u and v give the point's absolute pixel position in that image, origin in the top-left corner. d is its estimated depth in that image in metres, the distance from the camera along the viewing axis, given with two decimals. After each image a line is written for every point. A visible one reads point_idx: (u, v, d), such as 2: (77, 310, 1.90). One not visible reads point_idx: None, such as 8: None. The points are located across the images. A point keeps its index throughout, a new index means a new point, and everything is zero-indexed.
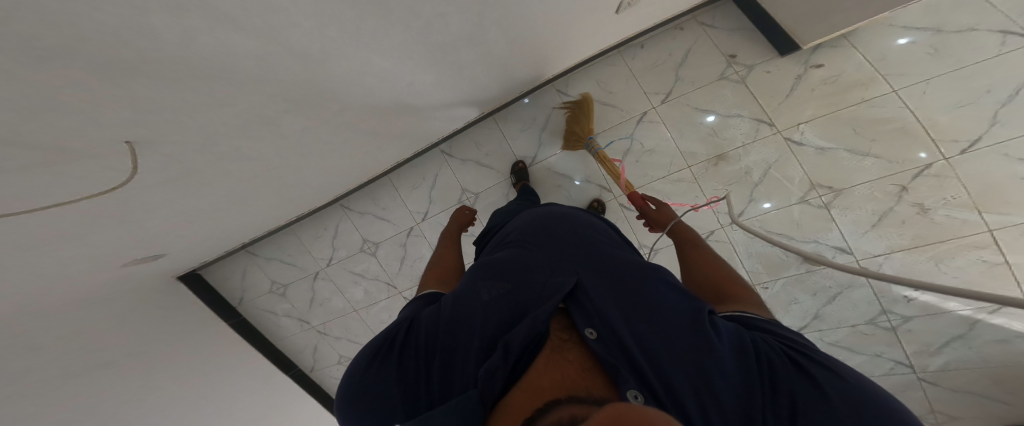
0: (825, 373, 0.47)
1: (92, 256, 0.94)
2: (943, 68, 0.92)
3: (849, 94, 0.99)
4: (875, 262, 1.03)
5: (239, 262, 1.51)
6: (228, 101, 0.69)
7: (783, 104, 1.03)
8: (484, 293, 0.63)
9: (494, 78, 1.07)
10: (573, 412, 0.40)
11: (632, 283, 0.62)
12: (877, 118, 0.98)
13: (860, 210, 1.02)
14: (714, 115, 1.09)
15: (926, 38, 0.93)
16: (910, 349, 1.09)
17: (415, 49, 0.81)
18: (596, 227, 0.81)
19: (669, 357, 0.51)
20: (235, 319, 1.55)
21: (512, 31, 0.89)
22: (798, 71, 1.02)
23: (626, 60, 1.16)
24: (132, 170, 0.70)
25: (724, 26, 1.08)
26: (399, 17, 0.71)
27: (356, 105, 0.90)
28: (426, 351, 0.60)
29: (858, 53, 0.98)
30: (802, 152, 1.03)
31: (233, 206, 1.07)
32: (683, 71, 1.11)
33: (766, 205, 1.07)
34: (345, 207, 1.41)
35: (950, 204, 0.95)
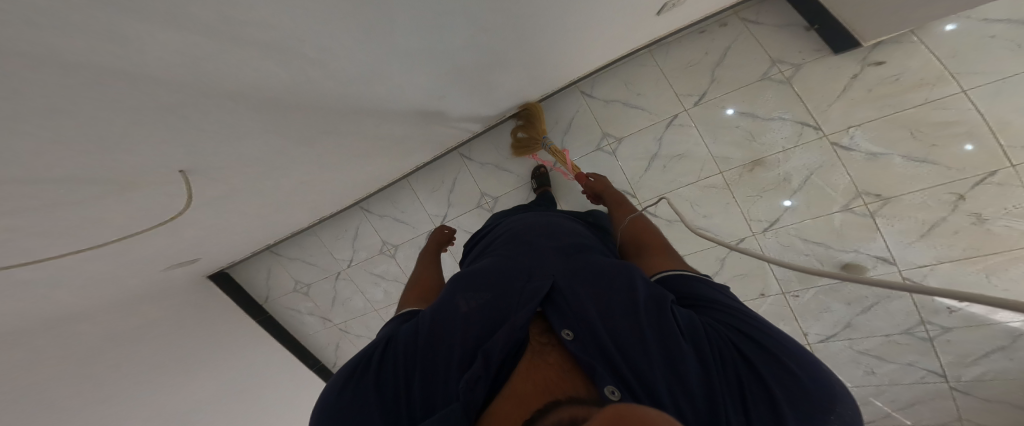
0: (771, 358, 0.54)
1: (118, 260, 1.02)
2: (1023, 67, 0.80)
3: (909, 96, 0.89)
4: (918, 273, 0.98)
5: (263, 262, 1.58)
6: (218, 116, 0.69)
7: (832, 107, 0.94)
8: (463, 305, 0.71)
9: (517, 85, 1.02)
10: (573, 413, 0.44)
11: (601, 284, 0.69)
12: (939, 121, 0.88)
13: (909, 219, 0.96)
14: (733, 108, 1.02)
15: (1009, 31, 0.79)
16: (945, 359, 1.05)
17: (417, 56, 0.77)
18: (573, 234, 0.90)
19: (638, 360, 0.57)
20: (262, 316, 1.67)
21: (523, 36, 0.83)
22: (853, 70, 0.92)
23: (656, 59, 1.07)
24: (185, 195, 0.88)
25: (771, 23, 0.97)
26: (398, 26, 0.67)
27: (362, 111, 0.89)
28: (412, 361, 0.67)
29: (925, 49, 0.86)
30: (849, 158, 0.95)
31: (246, 210, 1.13)
32: (720, 71, 1.01)
33: (787, 202, 1.01)
34: (365, 209, 1.42)
35: (1010, 214, 0.88)
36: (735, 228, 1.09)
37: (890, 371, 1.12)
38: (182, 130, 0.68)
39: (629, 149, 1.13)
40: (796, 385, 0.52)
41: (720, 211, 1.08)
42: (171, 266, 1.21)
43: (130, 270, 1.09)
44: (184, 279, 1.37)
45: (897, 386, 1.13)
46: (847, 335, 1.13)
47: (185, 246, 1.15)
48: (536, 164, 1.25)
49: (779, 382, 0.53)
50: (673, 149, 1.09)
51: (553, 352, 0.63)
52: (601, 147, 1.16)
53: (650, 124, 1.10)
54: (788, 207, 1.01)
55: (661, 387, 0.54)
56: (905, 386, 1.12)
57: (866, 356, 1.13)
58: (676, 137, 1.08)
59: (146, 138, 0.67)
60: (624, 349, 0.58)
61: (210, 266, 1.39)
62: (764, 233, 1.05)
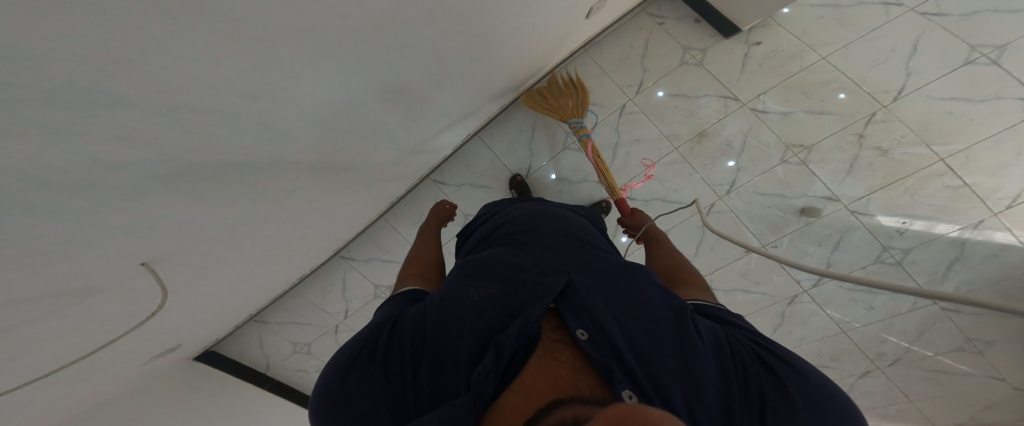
0: (790, 373, 0.60)
1: (120, 349, 0.97)
2: (851, 35, 1.12)
3: (791, 64, 1.16)
4: (861, 205, 1.15)
5: (252, 332, 1.51)
6: (251, 154, 0.78)
7: (740, 80, 1.20)
8: (474, 295, 0.71)
9: (471, 104, 1.20)
10: (575, 413, 0.47)
11: (618, 287, 0.73)
12: (819, 81, 1.15)
13: (834, 160, 1.16)
14: (664, 91, 1.25)
15: (830, 14, 1.13)
16: (922, 279, 1.15)
17: (404, 79, 0.93)
18: (579, 229, 0.95)
19: (658, 355, 0.61)
20: (269, 383, 1.58)
21: (483, 56, 1.03)
22: (744, 50, 1.19)
23: (593, 57, 1.31)
24: (160, 287, 0.89)
25: (671, 15, 1.24)
26: (393, 53, 0.83)
27: (362, 139, 1.02)
28: (416, 350, 0.66)
29: (784, 29, 1.17)
30: (768, 118, 1.18)
31: (245, 273, 1.14)
32: (647, 62, 1.26)
33: (732, 163, 1.22)
34: (347, 257, 1.45)
35: (902, 142, 1.10)
36: (706, 195, 1.26)
37: (885, 303, 1.21)
38: (220, 170, 0.76)
39: (592, 143, 1.33)
40: (815, 405, 0.57)
41: (686, 183, 1.26)
42: (149, 358, 1.11)
43: (114, 369, 1.02)
44: (165, 376, 1.26)
45: (900, 317, 1.20)
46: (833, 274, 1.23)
47: (172, 333, 1.09)
48: (510, 175, 1.39)
49: (793, 393, 0.58)
50: (626, 135, 1.29)
51: (566, 350, 0.65)
52: (568, 146, 1.35)
53: (605, 116, 1.30)
54: (734, 167, 1.21)
55: (676, 388, 0.58)
56: (906, 316, 1.19)
57: (859, 292, 1.22)
58: (629, 126, 1.29)
59: (185, 189, 0.73)
60: (640, 347, 0.62)
61: (191, 351, 1.31)
62: (728, 195, 1.24)
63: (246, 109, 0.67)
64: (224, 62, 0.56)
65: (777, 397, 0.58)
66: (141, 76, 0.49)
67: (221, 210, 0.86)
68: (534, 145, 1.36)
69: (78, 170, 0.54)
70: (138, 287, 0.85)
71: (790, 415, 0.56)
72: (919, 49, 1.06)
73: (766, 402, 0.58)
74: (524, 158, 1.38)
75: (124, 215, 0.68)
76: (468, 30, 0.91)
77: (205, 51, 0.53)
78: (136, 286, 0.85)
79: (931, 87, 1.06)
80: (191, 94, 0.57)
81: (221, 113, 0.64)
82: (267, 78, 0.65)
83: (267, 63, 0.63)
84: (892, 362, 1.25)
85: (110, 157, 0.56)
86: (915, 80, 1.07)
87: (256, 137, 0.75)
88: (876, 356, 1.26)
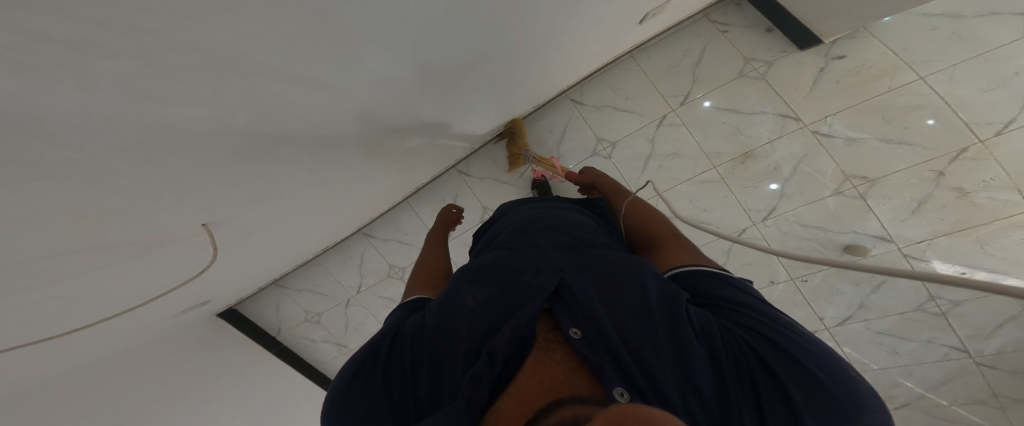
0: (787, 354, 0.57)
1: (153, 304, 1.12)
2: (965, 53, 0.91)
3: (874, 84, 0.99)
4: (918, 249, 1.02)
5: (272, 296, 1.68)
6: (255, 154, 0.81)
7: (808, 98, 1.05)
8: (469, 301, 0.74)
9: (503, 101, 1.14)
10: (575, 413, 0.48)
11: (610, 284, 0.72)
12: (906, 105, 0.98)
13: (898, 197, 1.02)
14: (711, 102, 1.13)
15: (948, 25, 0.92)
16: (964, 333, 1.07)
17: (420, 79, 0.86)
18: (581, 223, 0.95)
19: (648, 350, 0.61)
20: (275, 347, 1.75)
21: (515, 56, 0.94)
22: (820, 64, 1.03)
23: (639, 64, 1.20)
24: (212, 247, 1.02)
25: (736, 23, 1.10)
26: (412, 54, 0.77)
27: (386, 133, 1.01)
28: (416, 359, 0.71)
29: (880, 42, 0.98)
30: (832, 144, 1.04)
31: (271, 245, 1.23)
32: (699, 72, 1.13)
33: (773, 186, 1.11)
34: (368, 235, 1.52)
35: (989, 186, 0.94)
36: (739, 219, 1.16)
37: (912, 350, 1.15)
38: (224, 164, 0.79)
39: (620, 153, 1.24)
40: (811, 382, 0.55)
41: (719, 204, 1.17)
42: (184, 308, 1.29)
43: (158, 312, 1.19)
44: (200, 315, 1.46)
45: (925, 366, 1.14)
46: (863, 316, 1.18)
47: (207, 287, 1.23)
48: (534, 175, 1.35)
49: (793, 380, 0.55)
50: (664, 146, 1.19)
51: (560, 349, 0.66)
52: (596, 152, 1.27)
53: (640, 125, 1.21)
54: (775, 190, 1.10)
55: (672, 385, 0.57)
56: (932, 364, 1.13)
57: (887, 336, 1.17)
58: (666, 136, 1.18)
59: (191, 189, 0.79)
60: (633, 345, 0.62)
61: (221, 303, 1.48)
62: (764, 221, 1.13)
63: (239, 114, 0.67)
64: (212, 60, 0.54)
65: (776, 384, 0.56)
66: (123, 78, 0.49)
67: (232, 199, 0.91)
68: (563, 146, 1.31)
69: (87, 157, 0.58)
70: (164, 261, 0.96)
71: (789, 401, 0.54)
72: None
73: (763, 388, 0.56)
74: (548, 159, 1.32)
75: (144, 195, 0.73)
76: (495, 28, 0.82)
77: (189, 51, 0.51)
78: (163, 257, 0.95)
79: None
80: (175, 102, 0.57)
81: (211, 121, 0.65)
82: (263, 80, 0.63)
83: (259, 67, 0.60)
84: (898, 406, 1.21)
85: (109, 144, 0.59)
86: None
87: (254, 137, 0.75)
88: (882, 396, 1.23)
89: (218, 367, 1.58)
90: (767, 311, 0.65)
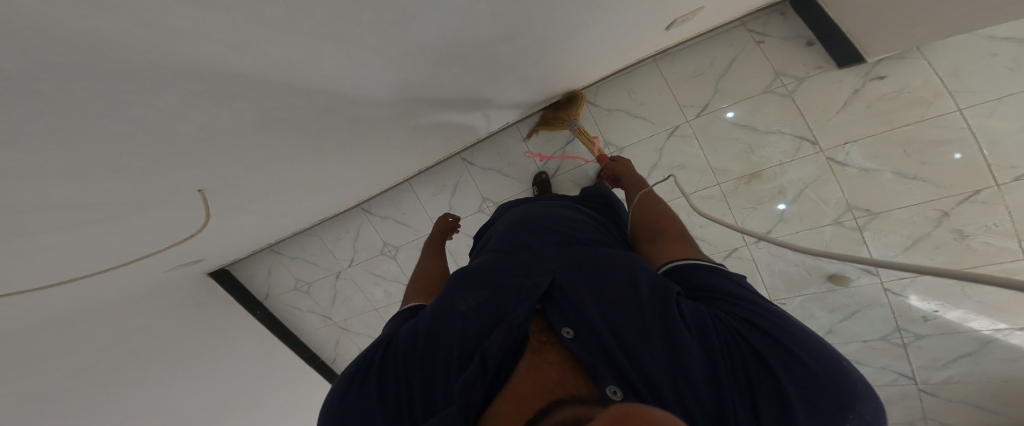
0: (778, 342, 0.55)
1: (128, 270, 1.05)
2: (1015, 87, 0.81)
3: (906, 112, 0.89)
4: (900, 284, 1.03)
5: (264, 260, 1.63)
6: (224, 132, 0.70)
7: (831, 121, 0.95)
8: (461, 305, 0.72)
9: (521, 92, 1.02)
10: (577, 413, 0.45)
11: (602, 281, 0.70)
12: (933, 139, 0.89)
13: (896, 233, 0.98)
14: (734, 111, 1.03)
15: (1009, 51, 0.80)
16: (917, 363, 1.15)
17: (429, 59, 0.74)
18: (577, 223, 0.92)
19: (640, 349, 0.59)
20: (261, 312, 1.72)
21: (540, 43, 0.81)
22: (855, 85, 0.92)
23: (661, 69, 1.07)
24: (206, 214, 0.95)
25: (776, 34, 0.96)
26: (416, 32, 0.64)
27: (386, 119, 0.90)
28: (406, 367, 0.68)
29: (927, 64, 0.86)
30: (843, 172, 0.97)
31: (254, 218, 1.15)
32: (724, 83, 1.02)
33: (782, 206, 1.04)
34: (366, 211, 1.44)
35: (991, 230, 0.91)
36: (730, 239, 1.13)
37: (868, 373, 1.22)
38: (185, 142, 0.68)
39: (632, 156, 1.15)
40: (801, 369, 0.53)
41: (715, 222, 1.12)
42: (177, 265, 1.23)
43: (133, 277, 1.12)
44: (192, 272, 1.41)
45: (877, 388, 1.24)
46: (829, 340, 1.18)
47: (195, 250, 1.16)
48: (535, 171, 1.26)
49: (788, 374, 0.53)
50: (673, 159, 1.11)
51: (554, 350, 0.63)
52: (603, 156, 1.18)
53: (651, 133, 1.11)
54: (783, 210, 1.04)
55: (667, 386, 0.55)
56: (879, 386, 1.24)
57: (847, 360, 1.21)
58: (676, 148, 1.10)
59: (154, 164, 0.69)
60: (626, 344, 0.60)
61: (209, 264, 1.43)
62: (757, 243, 1.09)
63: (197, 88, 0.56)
64: (175, 26, 0.44)
65: (770, 375, 0.54)
66: (35, 36, 0.39)
67: (204, 177, 0.82)
68: (570, 146, 1.20)
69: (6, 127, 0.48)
70: (133, 232, 0.88)
71: (783, 391, 0.52)
72: None
73: (757, 379, 0.54)
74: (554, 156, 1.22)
75: (101, 170, 0.64)
76: (523, 11, 0.69)
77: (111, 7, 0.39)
78: (135, 226, 0.86)
79: None
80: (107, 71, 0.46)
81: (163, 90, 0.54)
82: (226, 51, 0.52)
83: (218, 37, 0.49)
84: None
85: (59, 106, 0.48)
86: None
87: (222, 113, 0.64)
88: None
89: (222, 320, 1.57)
90: (759, 301, 0.63)
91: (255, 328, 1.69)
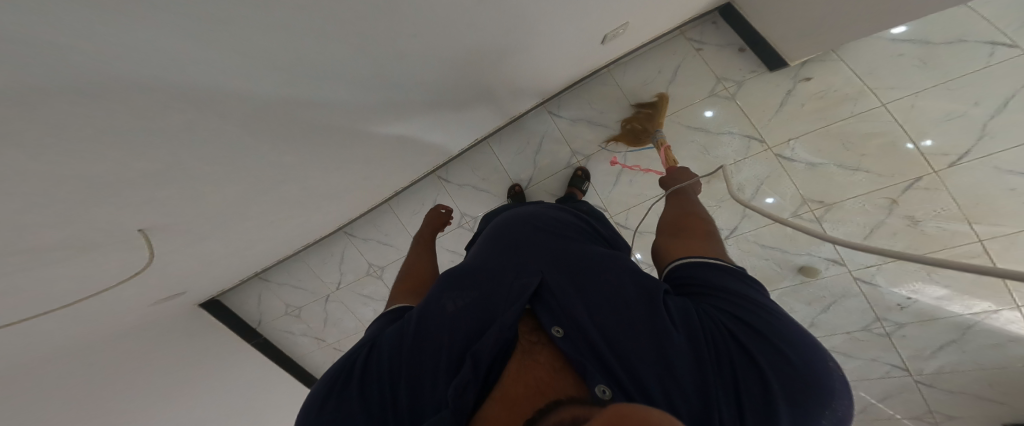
0: (764, 338, 0.57)
1: (117, 301, 1.09)
2: (928, 82, 0.93)
3: (838, 109, 1.01)
4: (868, 272, 1.08)
5: (253, 289, 1.67)
6: (213, 154, 0.77)
7: (773, 120, 1.06)
8: (450, 306, 0.73)
9: (484, 109, 1.11)
10: (575, 412, 0.47)
11: (591, 282, 0.72)
12: (866, 132, 1.00)
13: (851, 222, 1.06)
14: (712, 111, 1.11)
15: (915, 51, 0.93)
16: (906, 353, 1.15)
17: (401, 82, 0.83)
18: (562, 225, 0.95)
19: (628, 345, 0.61)
20: (257, 339, 1.75)
21: (497, 62, 0.91)
22: (789, 86, 1.04)
23: (615, 77, 1.18)
24: (148, 253, 0.94)
25: (712, 42, 1.09)
26: (383, 56, 0.73)
27: (364, 140, 0.98)
28: (393, 374, 0.70)
29: (846, 66, 0.99)
30: (792, 167, 1.07)
31: (238, 245, 1.20)
32: (673, 89, 1.13)
33: (770, 199, 1.10)
34: (349, 233, 1.50)
35: (940, 216, 0.98)
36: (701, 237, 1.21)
37: (856, 366, 1.23)
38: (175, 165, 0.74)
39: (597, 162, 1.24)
40: (787, 364, 0.55)
41: None
42: (157, 299, 1.24)
43: (119, 309, 1.14)
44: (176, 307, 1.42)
45: (866, 381, 1.24)
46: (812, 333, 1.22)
47: (178, 278, 1.19)
48: (509, 184, 1.34)
49: (772, 367, 0.55)
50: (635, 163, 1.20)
51: (543, 350, 0.66)
52: (571, 164, 1.27)
53: (614, 139, 1.20)
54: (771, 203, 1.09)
55: (653, 380, 0.57)
56: (874, 380, 1.23)
57: (836, 354, 1.23)
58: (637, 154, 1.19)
59: (145, 187, 0.75)
60: (614, 342, 0.62)
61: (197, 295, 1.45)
62: (726, 240, 1.17)
63: (183, 113, 0.63)
64: (156, 56, 0.51)
65: (755, 370, 0.55)
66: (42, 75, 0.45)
67: (190, 201, 0.87)
68: (538, 158, 1.29)
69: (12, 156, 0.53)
70: (119, 260, 0.92)
71: (768, 386, 0.54)
72: (1005, 113, 0.88)
73: (743, 376, 0.56)
74: (524, 168, 1.31)
75: (93, 195, 0.69)
76: (477, 35, 0.79)
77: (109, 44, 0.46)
78: (120, 254, 0.90)
79: (1002, 156, 0.90)
80: (101, 99, 0.53)
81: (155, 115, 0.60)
82: (214, 73, 0.59)
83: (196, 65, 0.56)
84: None
85: (56, 135, 0.54)
86: (986, 145, 0.91)
87: (208, 136, 0.71)
88: None
89: (211, 355, 1.56)
90: (748, 293, 0.65)
91: (251, 353, 1.72)
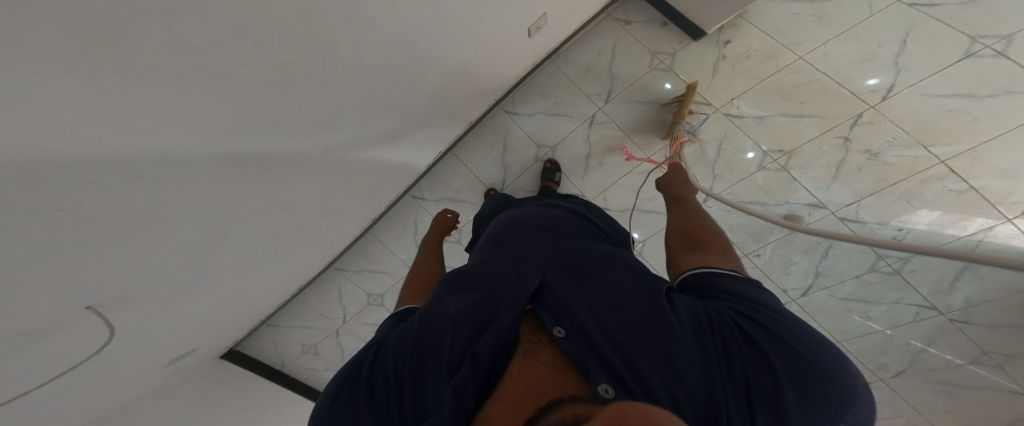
0: (773, 337, 0.55)
1: (127, 373, 1.07)
2: (830, 33, 1.07)
3: (766, 65, 1.14)
4: (851, 211, 1.11)
5: (265, 335, 1.65)
6: (244, 186, 0.87)
7: (712, 84, 1.20)
8: (450, 308, 0.66)
9: (445, 114, 1.22)
10: (576, 412, 0.42)
11: (596, 279, 0.67)
12: (798, 83, 1.12)
13: (817, 165, 1.13)
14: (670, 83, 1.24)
15: (807, 9, 1.09)
16: (925, 290, 1.05)
17: (376, 100, 0.94)
18: (561, 218, 0.90)
19: (634, 343, 0.56)
20: (285, 379, 1.70)
21: (449, 65, 1.03)
22: (716, 53, 1.19)
23: (560, 67, 1.34)
24: (108, 326, 0.87)
25: (638, 19, 1.25)
26: (358, 76, 0.85)
27: (353, 161, 1.07)
28: (392, 377, 0.62)
29: (756, 27, 1.14)
30: (742, 122, 1.18)
31: (235, 299, 1.21)
32: (615, 69, 1.29)
33: (750, 155, 1.19)
34: (340, 268, 1.53)
35: (895, 144, 1.04)
36: None
37: (884, 313, 1.15)
38: (198, 207, 0.82)
39: (563, 155, 1.37)
40: (801, 365, 0.52)
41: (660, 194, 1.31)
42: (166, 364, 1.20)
43: (130, 383, 1.11)
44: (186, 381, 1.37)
45: (901, 328, 1.13)
46: (823, 283, 1.27)
47: (183, 339, 1.17)
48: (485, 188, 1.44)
49: (780, 366, 0.52)
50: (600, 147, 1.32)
51: (547, 351, 0.60)
52: (540, 157, 1.39)
53: (576, 126, 1.34)
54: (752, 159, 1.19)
55: (657, 380, 0.53)
56: (908, 327, 1.11)
57: (854, 301, 1.21)
58: (600, 133, 1.33)
59: (167, 232, 0.81)
60: (621, 340, 0.57)
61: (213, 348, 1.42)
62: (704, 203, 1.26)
63: (218, 151, 0.72)
64: (203, 99, 0.61)
65: (764, 367, 0.52)
66: (112, 121, 0.53)
67: (208, 245, 0.93)
68: (507, 158, 1.41)
69: (78, 201, 0.60)
70: (141, 315, 0.94)
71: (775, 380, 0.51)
72: (909, 46, 0.99)
73: (751, 375, 0.53)
74: (497, 171, 1.42)
75: (129, 242, 0.75)
76: (431, 42, 0.92)
77: (164, 87, 0.55)
78: (142, 310, 0.93)
79: (925, 83, 0.99)
80: (157, 141, 0.61)
81: (196, 153, 0.69)
82: (236, 113, 0.69)
83: (222, 101, 0.64)
84: (895, 374, 1.16)
85: (111, 179, 0.61)
86: (905, 77, 1.01)
87: (230, 172, 0.80)
88: (876, 367, 1.19)
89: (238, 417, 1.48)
90: (758, 297, 0.62)
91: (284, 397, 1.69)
